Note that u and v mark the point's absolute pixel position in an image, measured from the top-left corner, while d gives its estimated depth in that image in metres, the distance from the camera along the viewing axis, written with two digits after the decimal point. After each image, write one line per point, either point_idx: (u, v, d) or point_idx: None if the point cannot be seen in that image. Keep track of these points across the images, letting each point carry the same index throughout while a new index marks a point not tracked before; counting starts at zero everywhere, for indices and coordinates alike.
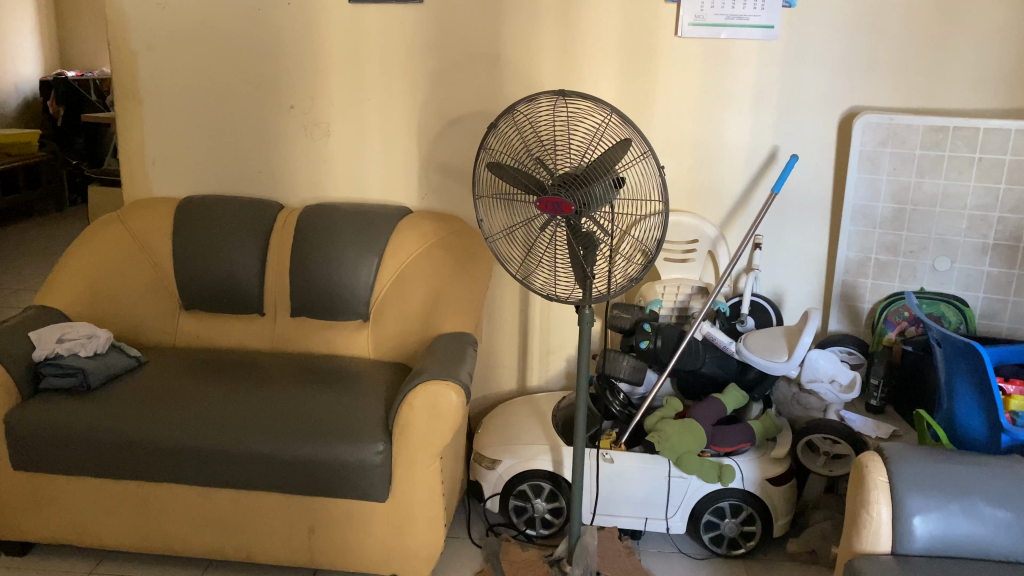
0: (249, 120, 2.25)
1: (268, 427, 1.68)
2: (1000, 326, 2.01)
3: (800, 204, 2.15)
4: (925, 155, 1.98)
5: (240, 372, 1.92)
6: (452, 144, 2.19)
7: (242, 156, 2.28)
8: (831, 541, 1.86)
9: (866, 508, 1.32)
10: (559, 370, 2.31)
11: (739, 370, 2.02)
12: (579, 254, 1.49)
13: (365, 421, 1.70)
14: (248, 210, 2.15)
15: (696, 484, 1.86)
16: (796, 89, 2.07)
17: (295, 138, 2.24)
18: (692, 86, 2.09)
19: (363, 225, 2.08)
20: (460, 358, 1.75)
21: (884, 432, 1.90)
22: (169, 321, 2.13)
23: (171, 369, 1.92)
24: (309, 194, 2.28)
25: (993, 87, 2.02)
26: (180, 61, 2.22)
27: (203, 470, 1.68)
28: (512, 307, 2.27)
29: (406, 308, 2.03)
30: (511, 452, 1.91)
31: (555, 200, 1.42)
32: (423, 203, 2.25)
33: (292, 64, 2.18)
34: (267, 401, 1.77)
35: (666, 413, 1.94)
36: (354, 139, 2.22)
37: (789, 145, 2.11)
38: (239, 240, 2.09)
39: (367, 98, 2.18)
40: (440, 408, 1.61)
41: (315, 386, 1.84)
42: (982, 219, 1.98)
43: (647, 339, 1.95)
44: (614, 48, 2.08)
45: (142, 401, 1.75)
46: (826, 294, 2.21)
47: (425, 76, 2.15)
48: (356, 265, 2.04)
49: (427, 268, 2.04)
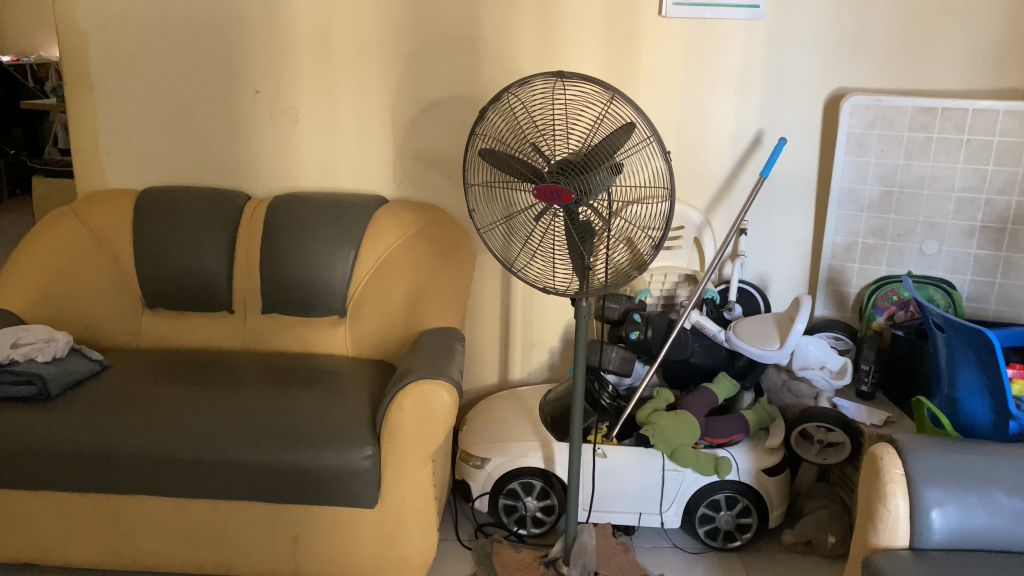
0: (212, 106, 2.12)
1: (247, 433, 1.58)
2: (987, 310, 2.00)
3: (786, 188, 2.12)
4: (913, 137, 1.95)
5: (212, 373, 1.82)
6: (428, 130, 2.10)
7: (205, 144, 2.15)
8: (828, 529, 1.83)
9: (883, 502, 1.28)
10: (542, 363, 2.24)
11: (728, 358, 1.99)
12: (577, 243, 1.42)
13: (351, 424, 1.61)
14: (213, 201, 2.03)
15: (691, 477, 1.81)
16: (783, 70, 2.03)
17: (262, 124, 2.12)
18: (675, 68, 2.04)
19: (338, 216, 1.98)
20: (448, 354, 1.67)
21: (878, 419, 1.86)
22: (132, 320, 2.01)
23: (137, 373, 1.80)
24: (278, 184, 2.17)
25: (978, 68, 2.00)
26: (137, 43, 2.08)
27: (178, 480, 1.58)
28: (493, 298, 2.19)
29: (386, 303, 1.94)
30: (499, 450, 1.84)
31: (554, 188, 1.35)
32: (399, 191, 2.16)
33: (258, 46, 2.06)
34: (243, 404, 1.67)
35: (658, 404, 1.89)
36: (325, 125, 2.11)
37: (775, 128, 2.07)
38: (206, 234, 1.97)
39: (339, 83, 2.07)
40: (432, 409, 1.53)
41: (294, 388, 1.75)
42: (970, 202, 1.96)
43: (637, 330, 1.89)
44: (597, 29, 2.01)
45: (109, 409, 1.64)
46: (811, 280, 2.19)
47: (400, 59, 2.05)
48: (332, 258, 1.94)
49: (407, 260, 1.95)
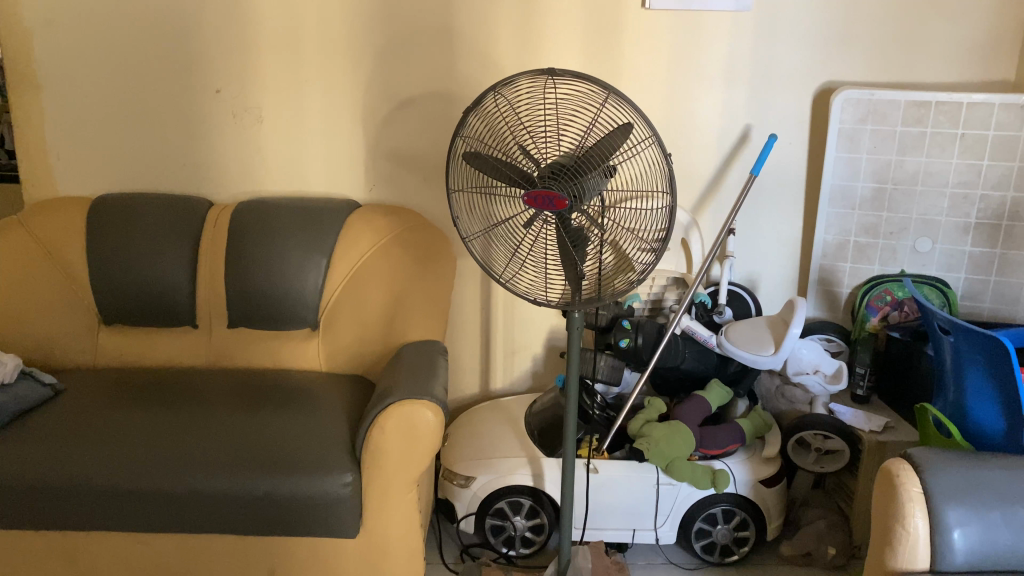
0: (170, 107, 1.99)
1: (217, 460, 1.46)
2: (981, 308, 1.95)
3: (775, 184, 2.05)
4: (907, 132, 1.89)
5: (175, 395, 1.69)
6: (401, 129, 1.99)
7: (163, 147, 2.02)
8: (827, 541, 1.76)
9: (902, 523, 1.21)
10: (525, 371, 2.15)
11: (720, 363, 1.91)
12: (570, 252, 1.33)
13: (330, 447, 1.50)
14: (173, 208, 1.90)
15: (686, 490, 1.73)
16: (770, 63, 1.95)
17: (224, 125, 2.00)
18: (660, 62, 1.95)
19: (309, 222, 1.87)
20: (431, 370, 1.57)
21: (877, 425, 1.79)
22: (88, 337, 1.87)
23: (95, 396, 1.67)
24: (242, 188, 2.05)
25: (969, 59, 1.94)
26: (85, 40, 1.94)
27: (142, 514, 1.46)
28: (473, 304, 2.10)
29: (362, 314, 1.83)
30: (486, 467, 1.74)
31: (546, 195, 1.25)
32: (372, 194, 2.05)
33: (218, 41, 1.93)
34: (211, 428, 1.55)
35: (650, 415, 1.81)
36: (291, 125, 1.99)
37: (763, 123, 2.00)
38: (166, 244, 1.85)
39: (306, 80, 1.95)
40: (417, 431, 1.43)
41: (265, 408, 1.63)
42: (965, 198, 1.89)
43: (627, 338, 1.82)
44: (578, 21, 1.91)
45: (64, 438, 1.51)
46: (801, 279, 2.13)
47: (371, 54, 1.94)
48: (303, 267, 1.83)
49: (382, 267, 1.85)
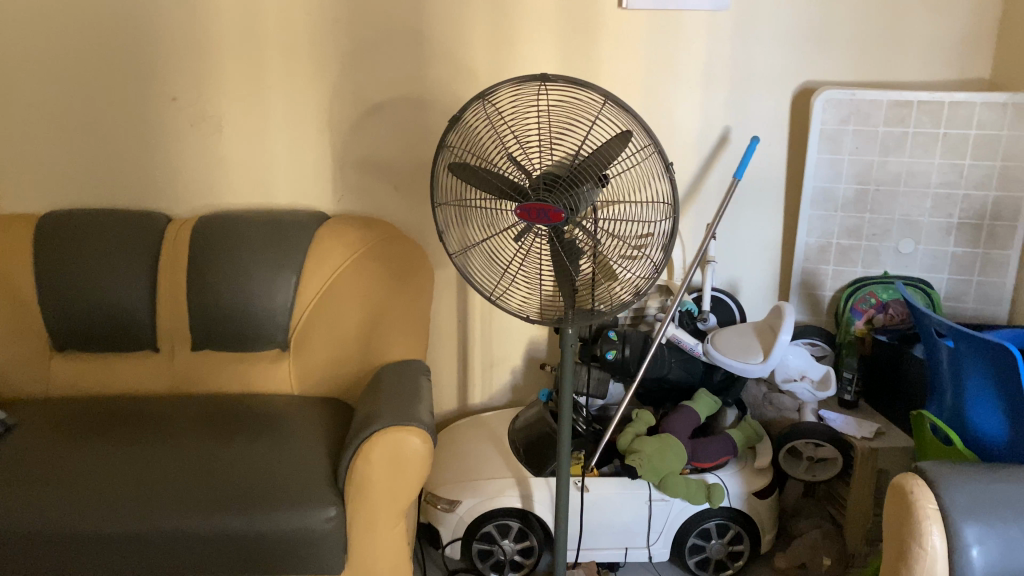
0: (122, 116, 1.86)
1: (189, 497, 1.35)
2: (964, 308, 1.93)
3: (755, 187, 2.01)
4: (889, 132, 1.86)
5: (138, 425, 1.57)
6: (370, 136, 1.90)
7: (116, 159, 1.89)
8: (822, 551, 1.74)
9: (919, 541, 1.16)
10: (504, 385, 2.07)
11: (705, 373, 1.86)
12: (564, 266, 1.26)
13: (310, 479, 1.40)
14: (128, 224, 1.77)
15: (680, 505, 1.68)
16: (749, 64, 1.91)
17: (181, 135, 1.88)
18: (638, 64, 1.89)
19: (277, 236, 1.76)
20: (414, 393, 1.48)
21: (868, 431, 1.76)
22: (40, 365, 1.74)
23: (50, 431, 1.55)
24: (201, 201, 1.93)
25: (946, 58, 1.93)
26: (27, 45, 1.80)
27: (108, 560, 1.34)
28: (449, 317, 2.02)
29: (335, 332, 1.74)
30: (471, 490, 1.66)
31: (540, 208, 1.18)
32: (341, 204, 1.96)
33: (172, 46, 1.81)
34: (181, 462, 1.44)
35: (639, 429, 1.74)
36: (253, 133, 1.89)
37: (743, 125, 1.96)
38: (123, 262, 1.72)
39: (267, 85, 1.85)
40: (404, 459, 1.35)
41: (237, 437, 1.53)
42: (947, 198, 1.87)
43: (614, 349, 1.78)
44: (552, 22, 1.84)
45: (19, 478, 1.39)
46: (781, 283, 2.10)
47: (338, 57, 1.84)
48: (271, 285, 1.72)
49: (355, 283, 1.75)
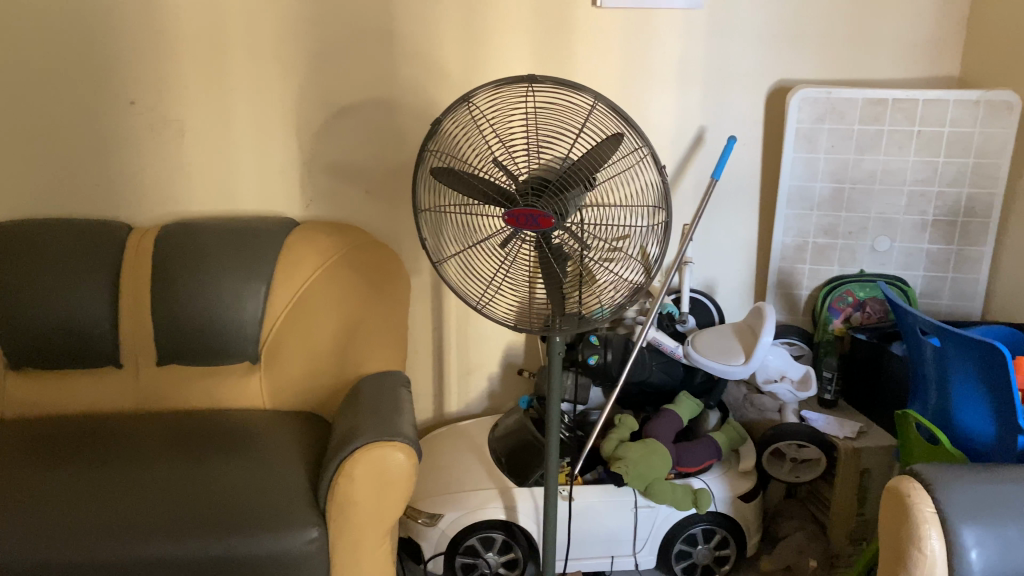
0: (77, 120, 1.77)
1: (160, 522, 1.28)
2: (939, 305, 1.93)
3: (731, 187, 2.00)
4: (864, 130, 1.86)
5: (103, 446, 1.50)
6: (339, 139, 1.84)
7: (70, 166, 1.80)
8: (808, 553, 1.72)
9: (917, 545, 1.15)
10: (481, 392, 2.03)
11: (686, 375, 1.84)
12: (552, 273, 1.23)
13: (289, 498, 1.35)
14: (86, 234, 1.69)
15: (665, 511, 1.66)
16: (723, 62, 1.89)
17: (141, 140, 1.80)
18: (612, 63, 1.86)
19: (245, 245, 1.70)
20: (395, 406, 1.43)
21: (851, 431, 1.75)
22: None
23: (7, 455, 1.46)
24: (163, 209, 1.85)
25: (916, 55, 1.93)
26: None
27: None
28: (424, 324, 1.97)
29: (308, 343, 1.68)
30: (453, 503, 1.62)
31: (529, 214, 1.13)
32: (311, 210, 1.89)
33: (129, 46, 1.73)
34: (151, 485, 1.37)
35: (622, 435, 1.71)
36: (217, 137, 1.81)
37: (719, 124, 1.94)
38: (82, 275, 1.64)
39: (231, 86, 1.78)
40: (388, 475, 1.30)
41: (209, 456, 1.46)
42: (922, 195, 1.87)
43: (596, 354, 1.75)
44: (526, 21, 1.80)
45: None
46: (758, 282, 2.09)
47: (305, 58, 1.78)
48: (240, 295, 1.67)
49: (328, 291, 1.70)
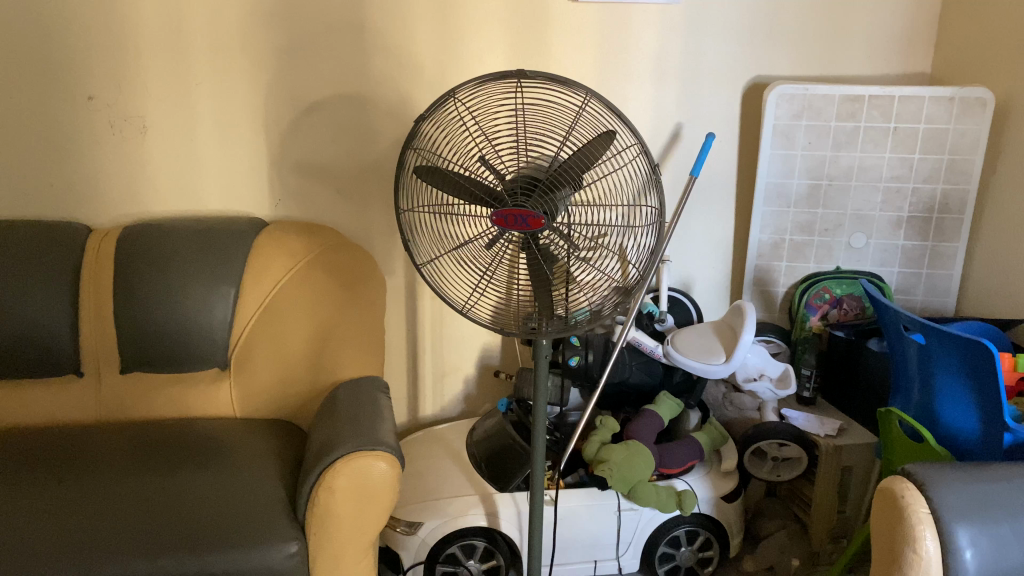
0: (31, 117, 1.69)
1: (129, 540, 1.21)
2: (914, 301, 1.94)
3: (707, 184, 1.98)
4: (840, 127, 1.85)
5: (64, 461, 1.42)
6: (308, 137, 1.79)
7: (24, 165, 1.71)
8: (790, 553, 1.74)
9: (913, 547, 1.13)
10: (456, 394, 1.99)
11: (665, 374, 1.82)
12: (540, 274, 1.19)
13: (266, 512, 1.29)
14: (44, 236, 1.60)
15: (648, 514, 1.63)
16: (701, 58, 1.87)
17: (100, 138, 1.72)
18: (587, 59, 1.83)
19: (212, 247, 1.63)
20: (374, 414, 1.38)
21: (831, 428, 1.74)
22: None
23: None
24: (125, 210, 1.77)
25: (890, 53, 1.93)
26: None
27: None
28: (398, 326, 1.92)
29: (280, 348, 1.62)
30: (433, 511, 1.57)
31: (518, 214, 1.10)
32: (279, 210, 1.83)
33: (87, 39, 1.65)
34: (117, 502, 1.30)
35: (604, 437, 1.68)
36: (181, 135, 1.74)
37: (695, 121, 1.92)
38: (40, 279, 1.56)
39: (195, 81, 1.71)
40: (371, 487, 1.25)
41: (178, 469, 1.39)
42: (897, 192, 1.88)
43: (577, 355, 1.72)
44: (501, 16, 1.76)
45: None
46: (733, 280, 2.08)
47: (272, 52, 1.71)
48: (207, 299, 1.59)
49: (300, 295, 1.64)
